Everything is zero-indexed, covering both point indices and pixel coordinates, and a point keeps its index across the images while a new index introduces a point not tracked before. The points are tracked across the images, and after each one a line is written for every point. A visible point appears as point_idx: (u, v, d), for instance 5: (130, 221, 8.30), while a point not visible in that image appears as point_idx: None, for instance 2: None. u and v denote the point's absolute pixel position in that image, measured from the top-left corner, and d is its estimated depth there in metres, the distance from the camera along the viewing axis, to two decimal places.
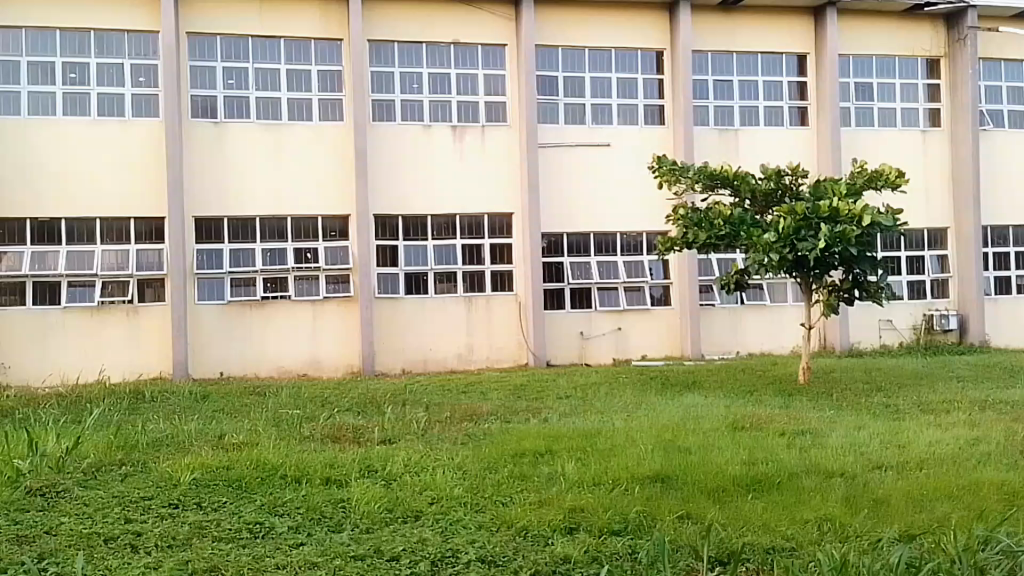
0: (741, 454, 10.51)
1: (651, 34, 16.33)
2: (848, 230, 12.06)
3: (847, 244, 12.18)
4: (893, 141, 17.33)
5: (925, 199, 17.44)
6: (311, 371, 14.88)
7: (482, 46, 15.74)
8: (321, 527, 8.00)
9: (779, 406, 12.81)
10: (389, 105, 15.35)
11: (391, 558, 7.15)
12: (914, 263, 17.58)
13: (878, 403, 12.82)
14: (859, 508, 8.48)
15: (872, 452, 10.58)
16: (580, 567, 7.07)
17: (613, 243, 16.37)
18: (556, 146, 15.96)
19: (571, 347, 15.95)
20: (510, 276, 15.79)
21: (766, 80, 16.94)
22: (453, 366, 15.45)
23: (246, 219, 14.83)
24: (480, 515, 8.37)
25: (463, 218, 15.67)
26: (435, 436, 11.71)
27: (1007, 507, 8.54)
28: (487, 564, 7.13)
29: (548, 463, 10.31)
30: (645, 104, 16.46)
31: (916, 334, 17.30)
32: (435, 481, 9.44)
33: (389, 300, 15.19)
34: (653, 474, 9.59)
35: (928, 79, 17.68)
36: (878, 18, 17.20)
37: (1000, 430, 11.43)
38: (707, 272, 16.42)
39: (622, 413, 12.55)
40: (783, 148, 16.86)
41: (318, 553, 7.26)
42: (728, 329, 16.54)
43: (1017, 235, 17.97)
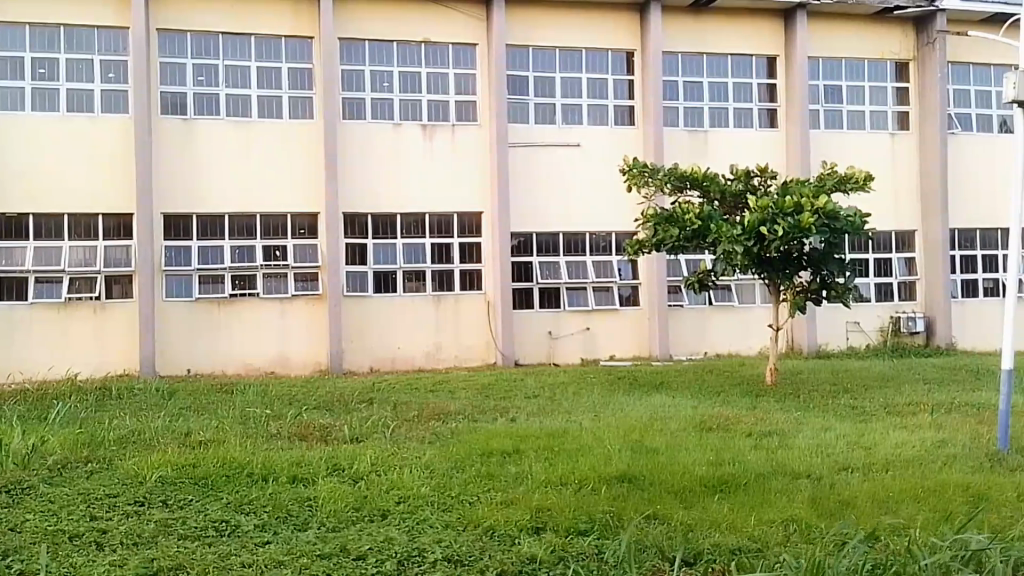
0: (707, 454, 10.49)
1: (621, 35, 16.34)
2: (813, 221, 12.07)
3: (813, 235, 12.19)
4: (863, 143, 17.32)
5: (894, 202, 17.44)
6: (278, 368, 14.90)
7: (452, 45, 15.74)
8: (287, 526, 7.99)
9: (744, 407, 12.80)
10: (360, 103, 15.36)
11: (357, 557, 7.14)
12: (882, 265, 17.56)
13: (844, 405, 12.81)
14: (824, 509, 8.48)
15: (836, 453, 10.57)
16: (546, 568, 7.06)
17: (583, 243, 16.37)
18: (526, 146, 15.95)
19: (539, 347, 15.96)
20: (479, 275, 15.80)
21: (736, 82, 16.94)
22: (421, 365, 15.46)
23: (215, 216, 14.83)
24: (446, 514, 8.35)
25: (432, 216, 15.67)
26: (401, 434, 11.68)
27: (973, 508, 8.55)
28: (453, 563, 7.11)
29: (515, 463, 10.27)
30: (615, 105, 16.46)
31: (883, 336, 17.31)
32: (401, 481, 9.40)
33: (357, 299, 15.19)
34: (619, 473, 9.55)
35: (897, 82, 17.69)
36: (848, 21, 17.21)
37: (964, 432, 11.45)
38: (676, 273, 16.42)
39: (589, 413, 12.54)
40: (752, 149, 16.86)
41: (284, 552, 7.25)
42: (695, 330, 16.55)
43: (985, 238, 18.01)
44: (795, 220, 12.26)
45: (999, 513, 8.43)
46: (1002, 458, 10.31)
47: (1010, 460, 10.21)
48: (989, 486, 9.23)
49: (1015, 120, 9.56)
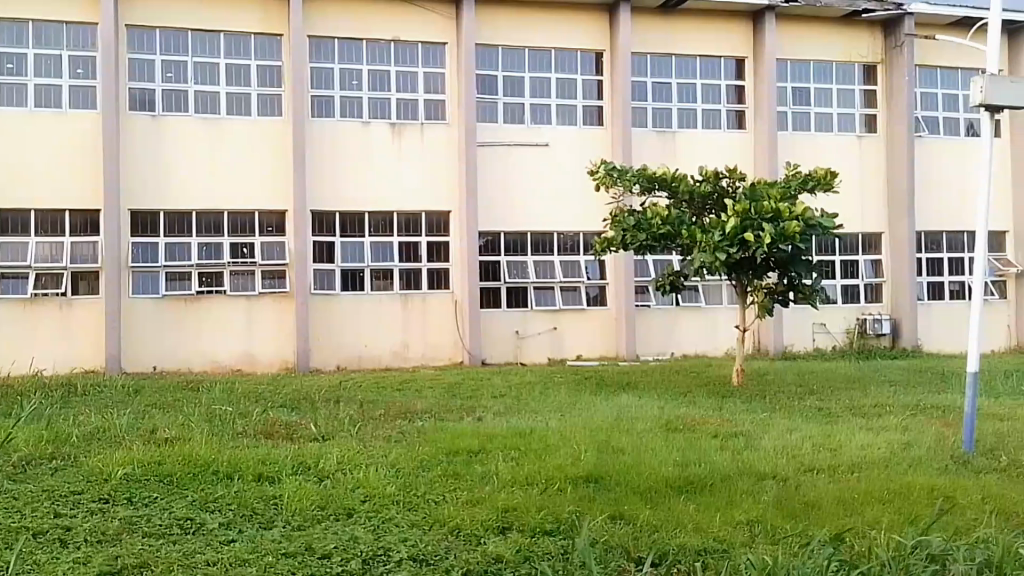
0: (674, 454, 10.45)
1: (590, 36, 16.36)
2: (792, 227, 12.03)
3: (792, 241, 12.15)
4: (831, 145, 17.38)
5: (861, 205, 17.50)
6: (245, 367, 14.85)
7: (421, 44, 15.74)
8: (253, 523, 7.94)
9: (710, 408, 12.80)
10: (328, 101, 15.35)
11: (322, 556, 7.08)
12: (848, 267, 17.62)
13: (810, 406, 12.82)
14: (790, 509, 8.42)
15: (802, 454, 10.54)
16: (511, 568, 7.01)
17: (551, 243, 16.40)
18: (495, 145, 15.95)
19: (506, 346, 15.96)
20: (447, 275, 15.80)
21: (705, 83, 16.99)
22: (389, 364, 15.44)
23: (182, 213, 14.80)
24: (413, 514, 8.27)
25: (401, 215, 15.66)
26: (367, 433, 11.64)
27: (939, 508, 8.50)
28: (419, 563, 7.06)
29: (482, 463, 10.21)
30: (584, 105, 16.49)
31: (849, 338, 17.35)
32: (367, 479, 9.35)
33: (324, 297, 15.16)
34: (585, 474, 9.50)
35: (865, 85, 17.74)
36: (817, 24, 17.28)
37: (929, 433, 11.46)
38: (643, 273, 16.45)
39: (556, 413, 12.50)
40: (720, 151, 16.90)
41: (250, 550, 7.19)
42: (663, 330, 16.57)
43: (951, 241, 18.09)
44: (777, 226, 12.19)
45: (964, 513, 8.40)
46: (968, 459, 10.28)
47: (976, 461, 10.17)
48: (954, 486, 9.20)
49: (983, 123, 9.22)
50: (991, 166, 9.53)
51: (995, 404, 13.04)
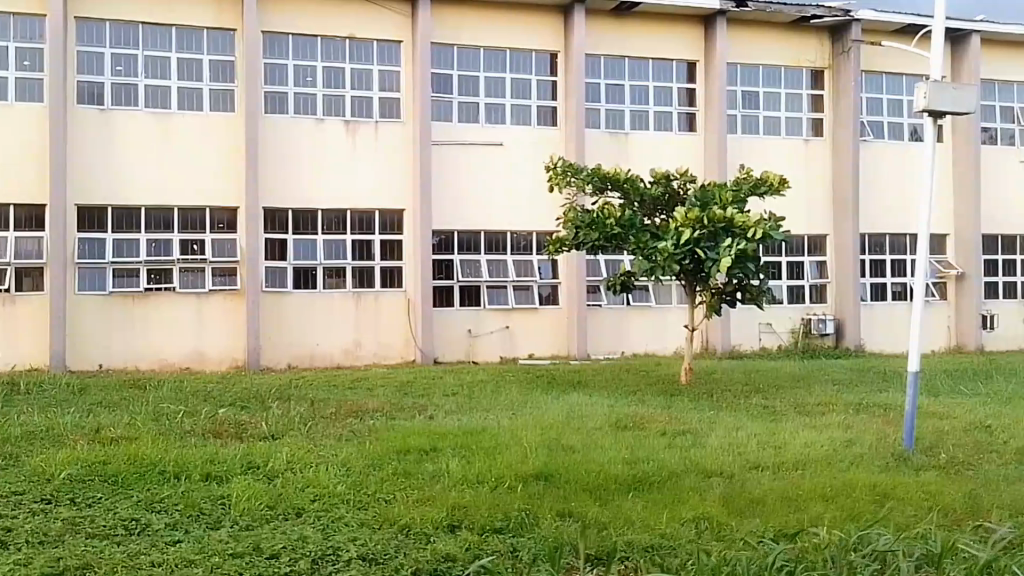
0: (623, 453, 10.54)
1: (545, 37, 16.49)
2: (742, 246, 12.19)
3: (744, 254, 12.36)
4: (780, 149, 17.72)
5: (808, 208, 17.82)
6: (194, 365, 14.67)
7: (377, 42, 15.73)
8: (199, 524, 7.84)
9: (660, 406, 12.94)
10: (282, 97, 15.24)
11: (270, 556, 7.01)
12: (794, 268, 17.94)
13: (756, 405, 13.03)
14: (736, 507, 8.51)
15: (748, 451, 10.67)
16: (461, 566, 6.97)
17: (504, 242, 16.45)
18: (449, 144, 15.98)
19: (458, 345, 15.98)
20: (400, 273, 15.79)
21: (657, 86, 17.22)
22: (341, 362, 15.37)
23: (131, 208, 14.58)
24: (363, 513, 8.23)
25: (354, 213, 15.62)
26: (318, 432, 11.56)
27: (881, 505, 8.63)
28: (368, 562, 7.01)
29: (432, 461, 10.20)
30: (538, 105, 16.59)
31: (794, 338, 17.68)
32: (317, 478, 9.29)
33: (275, 294, 15.06)
34: (535, 472, 9.53)
35: (812, 89, 18.11)
36: (767, 29, 17.60)
37: (871, 431, 11.68)
38: (595, 272, 16.60)
39: (507, 412, 12.52)
40: (672, 154, 17.11)
41: (196, 551, 7.09)
42: (613, 330, 16.72)
43: (893, 244, 18.52)
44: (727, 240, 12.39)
45: (904, 509, 8.56)
46: (908, 457, 10.50)
47: (915, 459, 10.37)
48: (895, 483, 9.37)
49: (926, 128, 9.41)
50: (933, 173, 9.75)
51: (933, 403, 13.37)
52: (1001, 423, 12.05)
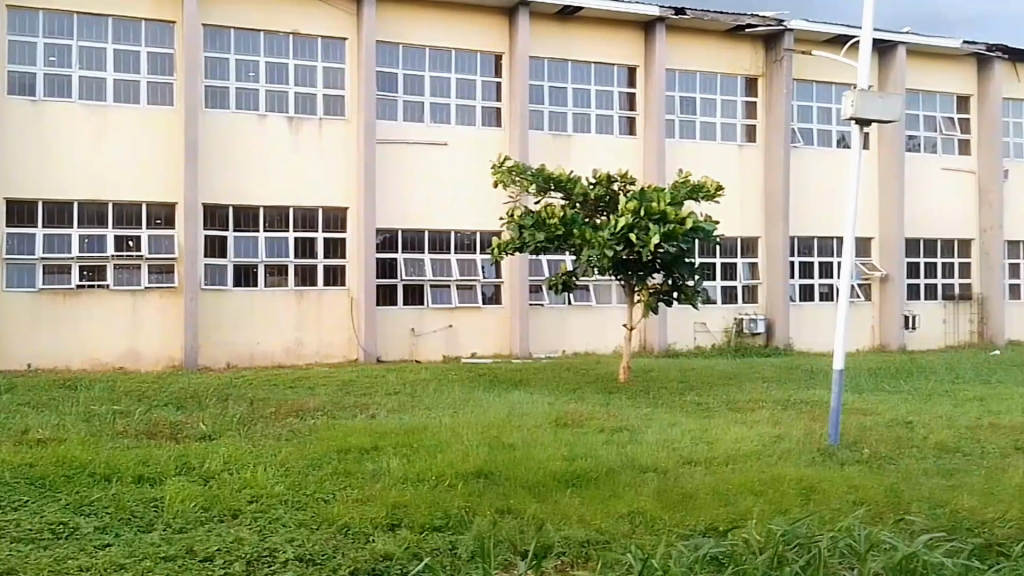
0: (562, 450, 10.74)
1: (490, 38, 16.62)
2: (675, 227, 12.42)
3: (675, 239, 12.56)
4: (715, 153, 18.23)
5: (741, 210, 18.39)
6: (127, 364, 14.32)
7: (321, 38, 15.61)
8: (130, 527, 7.69)
9: (599, 403, 13.23)
10: (223, 92, 15.00)
11: (204, 558, 6.93)
12: (727, 269, 18.49)
13: (691, 402, 13.44)
14: (669, 502, 8.76)
15: (683, 447, 11.01)
16: (400, 564, 6.98)
17: (448, 241, 16.52)
18: (393, 142, 15.97)
19: (401, 343, 16.01)
20: (343, 271, 15.72)
21: (599, 89, 17.53)
22: (281, 361, 15.22)
23: (63, 203, 14.17)
24: (300, 513, 8.22)
25: (297, 211, 15.49)
26: (257, 432, 11.46)
27: (805, 499, 8.98)
28: (305, 562, 6.99)
29: (373, 460, 10.24)
30: (483, 106, 16.73)
31: (727, 336, 18.24)
32: (254, 479, 9.24)
33: (215, 292, 14.82)
34: (475, 469, 9.68)
35: (747, 96, 18.67)
36: (702, 37, 18.12)
37: (800, 427, 12.16)
38: (537, 272, 16.84)
39: (448, 410, 12.64)
40: (612, 156, 17.45)
41: (127, 554, 6.95)
42: (555, 329, 16.98)
43: (821, 247, 19.24)
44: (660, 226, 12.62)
45: (827, 501, 8.93)
46: (832, 451, 10.96)
47: (840, 454, 10.82)
48: (820, 478, 9.75)
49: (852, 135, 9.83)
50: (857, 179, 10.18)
51: (857, 400, 13.99)
52: (921, 419, 12.66)
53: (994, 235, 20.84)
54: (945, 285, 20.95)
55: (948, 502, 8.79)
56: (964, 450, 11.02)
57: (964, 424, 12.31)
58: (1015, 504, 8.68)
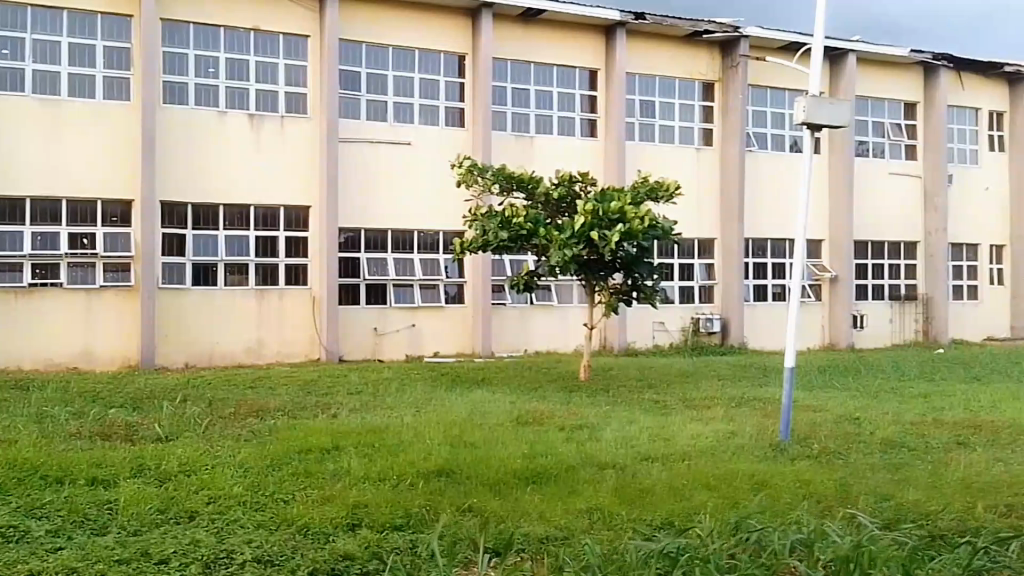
0: (523, 449, 10.80)
1: (453, 38, 16.67)
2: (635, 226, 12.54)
3: (634, 239, 12.68)
4: (672, 155, 18.57)
5: (698, 211, 18.78)
6: (81, 364, 14.02)
7: (283, 35, 15.48)
8: (83, 531, 7.42)
9: (560, 401, 13.41)
10: (181, 87, 14.78)
11: (159, 562, 6.62)
12: (685, 270, 18.84)
13: (649, 399, 13.71)
14: (627, 499, 8.69)
15: (640, 445, 11.15)
16: (360, 564, 6.76)
17: (411, 240, 16.55)
18: (356, 141, 15.93)
19: (364, 342, 16.00)
20: (305, 270, 15.62)
21: (560, 91, 17.72)
22: (242, 361, 15.06)
23: (15, 199, 13.79)
24: (259, 514, 8.00)
25: (258, 209, 15.34)
26: (216, 433, 11.30)
27: (756, 493, 9.01)
28: (263, 564, 6.71)
29: (334, 460, 10.14)
30: (446, 106, 16.78)
31: (684, 335, 18.60)
32: (213, 481, 9.05)
33: (173, 291, 14.61)
34: (436, 468, 9.69)
35: (704, 101, 19.07)
36: (661, 42, 18.43)
37: (754, 423, 12.49)
38: (500, 272, 16.96)
39: (410, 410, 12.67)
40: (573, 157, 17.66)
41: (79, 558, 6.62)
42: (517, 328, 17.14)
43: (775, 248, 19.77)
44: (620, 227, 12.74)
45: (779, 494, 8.99)
46: (783, 446, 11.15)
47: (791, 449, 10.99)
48: (771, 472, 9.79)
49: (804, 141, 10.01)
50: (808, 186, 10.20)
51: (809, 397, 14.43)
52: (868, 415, 13.11)
53: (938, 237, 21.61)
54: (892, 286, 21.69)
55: (895, 495, 8.79)
56: (909, 444, 11.31)
57: (909, 420, 12.75)
58: (961, 496, 8.69)
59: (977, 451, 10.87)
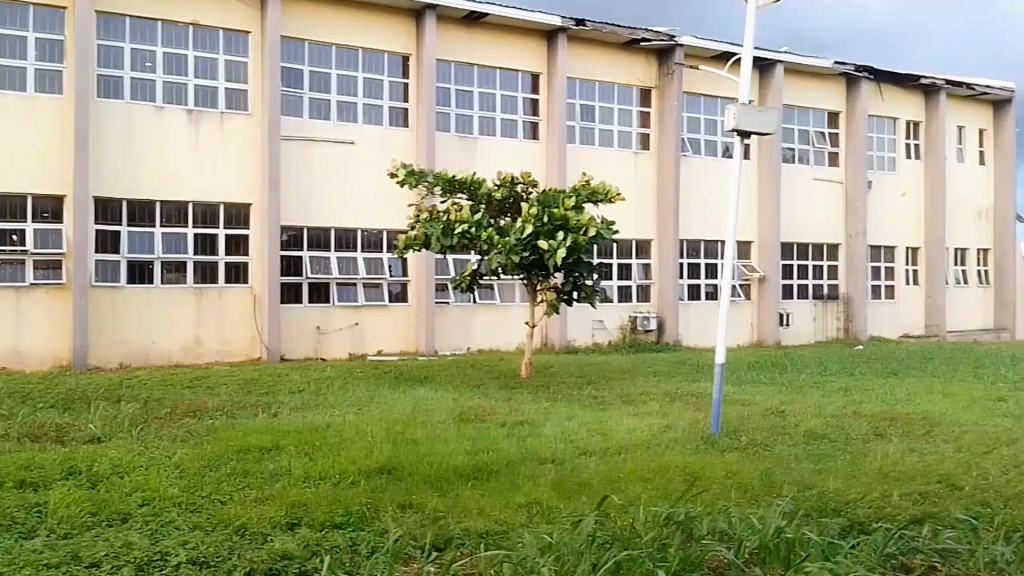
0: (464, 444, 10.81)
1: (397, 39, 16.79)
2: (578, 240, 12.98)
3: (577, 251, 13.12)
4: (610, 158, 19.02)
5: (635, 213, 19.30)
6: (11, 363, 13.56)
7: (223, 30, 15.35)
8: (10, 534, 6.90)
9: (502, 398, 13.62)
10: (117, 81, 14.52)
11: (91, 565, 6.11)
12: (624, 270, 19.33)
13: (588, 395, 14.06)
14: (566, 492, 8.56)
15: (580, 440, 11.30)
16: (298, 564, 6.31)
17: (354, 239, 16.63)
18: (298, 139, 15.91)
19: (306, 341, 15.96)
20: (246, 269, 15.49)
21: (503, 94, 18.02)
22: (179, 360, 14.83)
23: None
24: (195, 516, 7.43)
25: (197, 206, 15.16)
26: (151, 433, 10.89)
27: (690, 485, 9.00)
28: (198, 566, 6.22)
29: (274, 459, 9.71)
30: (389, 106, 16.89)
31: (622, 333, 19.08)
32: (148, 482, 8.46)
33: (108, 289, 14.31)
34: (379, 465, 9.30)
35: (641, 106, 19.63)
36: (600, 48, 18.89)
37: (687, 416, 12.95)
38: (443, 271, 17.17)
39: (353, 408, 12.65)
40: (515, 158, 17.98)
41: (4, 564, 6.09)
42: (460, 327, 17.37)
43: (708, 249, 20.48)
44: (564, 237, 13.11)
45: (712, 485, 9.05)
46: (714, 439, 11.49)
47: (721, 442, 11.30)
48: (701, 465, 9.82)
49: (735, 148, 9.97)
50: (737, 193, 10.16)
51: (738, 391, 15.08)
52: (792, 408, 13.80)
53: (858, 240, 22.76)
54: (815, 286, 22.70)
55: (816, 484, 9.10)
56: (831, 437, 11.84)
57: (831, 413, 13.46)
58: (877, 486, 9.04)
59: (893, 442, 11.50)
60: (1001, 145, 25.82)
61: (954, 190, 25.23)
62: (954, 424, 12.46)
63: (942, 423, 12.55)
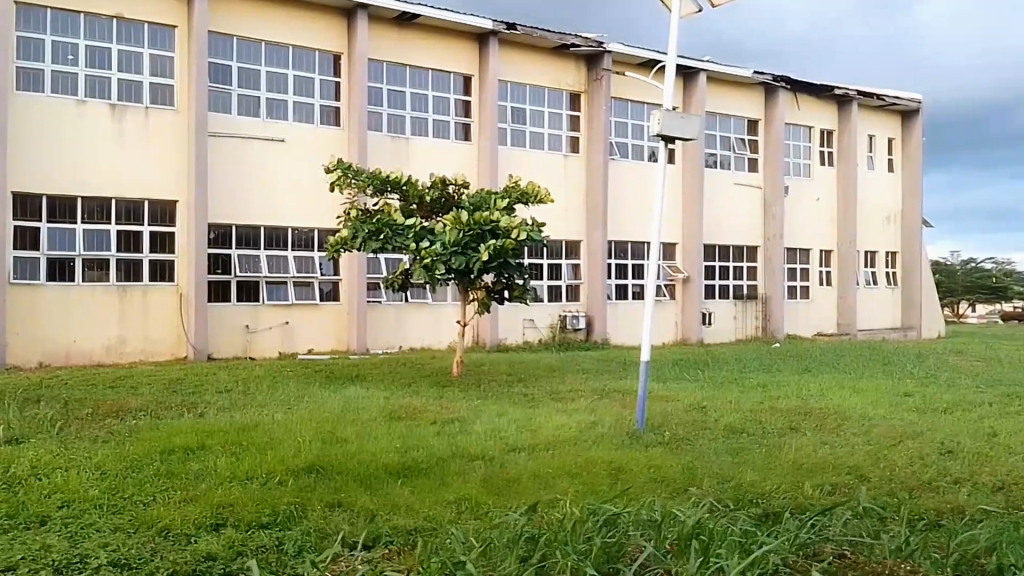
0: (394, 442, 10.90)
1: (327, 38, 16.77)
2: (507, 244, 12.97)
3: (505, 255, 13.13)
4: (539, 160, 19.32)
5: (565, 214, 19.64)
6: None
7: (148, 24, 15.10)
8: None
9: (432, 396, 13.73)
10: (36, 74, 14.14)
11: (6, 569, 6.03)
12: (554, 270, 19.67)
13: (518, 393, 14.29)
14: (494, 488, 8.74)
15: (510, 436, 11.52)
16: (223, 564, 6.32)
17: (285, 238, 16.54)
18: (226, 136, 15.73)
19: (235, 340, 15.80)
20: (172, 267, 15.25)
21: (435, 95, 18.14)
22: (101, 360, 14.51)
23: None
24: (116, 517, 7.34)
25: (120, 203, 14.86)
26: (72, 433, 10.66)
27: (614, 479, 9.30)
28: (120, 567, 6.18)
29: (199, 459, 9.62)
30: (320, 105, 16.86)
31: (551, 332, 19.41)
32: (67, 483, 8.31)
33: (26, 287, 13.91)
34: (306, 465, 9.30)
35: (571, 110, 20.00)
36: (530, 51, 19.19)
37: (614, 412, 13.29)
38: (375, 270, 17.23)
39: (282, 407, 12.60)
40: (447, 159, 18.12)
41: None
42: (392, 325, 17.47)
43: (634, 250, 20.97)
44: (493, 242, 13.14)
45: (636, 479, 9.34)
46: (639, 434, 11.84)
47: (646, 438, 11.65)
48: (627, 461, 10.13)
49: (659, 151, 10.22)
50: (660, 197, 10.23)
51: (663, 387, 15.53)
52: (713, 403, 14.31)
53: (777, 242, 23.62)
54: (735, 286, 23.48)
55: (734, 476, 9.50)
56: (749, 430, 12.33)
57: (750, 407, 14.01)
58: (791, 477, 9.51)
59: (807, 435, 12.05)
60: (908, 154, 27.13)
61: (866, 195, 26.41)
62: (863, 417, 13.14)
63: (851, 417, 13.20)
